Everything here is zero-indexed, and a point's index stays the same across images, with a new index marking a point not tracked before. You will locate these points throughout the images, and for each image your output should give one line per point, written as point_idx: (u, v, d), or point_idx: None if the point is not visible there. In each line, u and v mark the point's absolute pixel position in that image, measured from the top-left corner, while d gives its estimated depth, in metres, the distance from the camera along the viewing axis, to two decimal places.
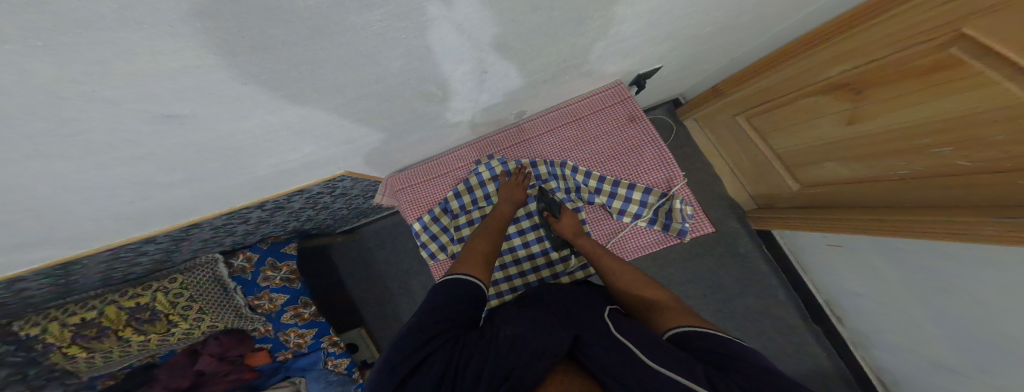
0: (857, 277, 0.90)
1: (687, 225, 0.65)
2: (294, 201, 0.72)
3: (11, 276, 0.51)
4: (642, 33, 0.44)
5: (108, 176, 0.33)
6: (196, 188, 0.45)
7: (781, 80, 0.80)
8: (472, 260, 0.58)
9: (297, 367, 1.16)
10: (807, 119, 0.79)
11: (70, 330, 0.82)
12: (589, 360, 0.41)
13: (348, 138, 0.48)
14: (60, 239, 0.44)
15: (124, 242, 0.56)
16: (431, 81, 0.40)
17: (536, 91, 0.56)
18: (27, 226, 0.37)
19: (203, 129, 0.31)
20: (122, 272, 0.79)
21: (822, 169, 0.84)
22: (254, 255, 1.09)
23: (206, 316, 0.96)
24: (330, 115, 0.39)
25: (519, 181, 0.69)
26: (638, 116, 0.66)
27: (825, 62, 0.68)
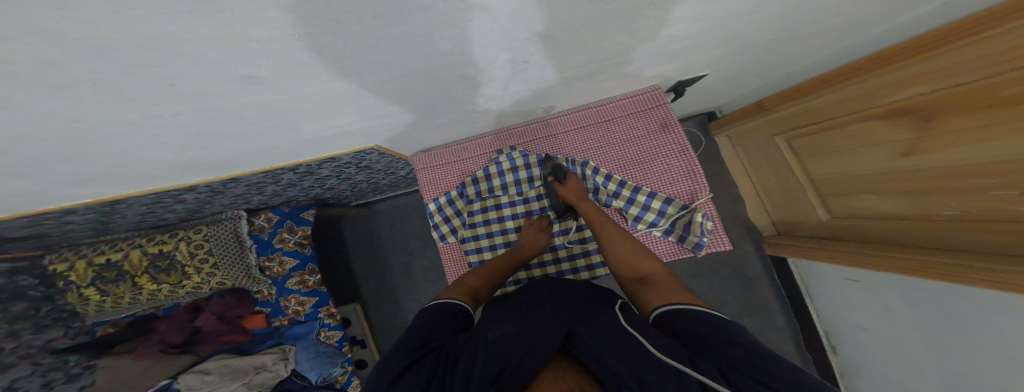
0: (864, 312, 0.88)
1: (705, 240, 0.64)
2: (322, 169, 0.73)
3: (60, 209, 0.54)
4: (692, 37, 0.43)
5: (160, 126, 0.34)
6: (238, 146, 0.46)
7: (838, 100, 0.74)
8: (462, 286, 0.60)
9: (290, 335, 1.17)
10: (857, 145, 0.73)
11: (92, 271, 0.86)
12: (586, 357, 0.41)
13: (386, 112, 0.49)
14: (103, 180, 0.46)
15: (164, 190, 0.58)
16: (474, 66, 0.39)
17: (572, 87, 0.55)
18: (77, 165, 0.39)
19: (252, 90, 0.31)
20: (156, 218, 0.82)
21: (862, 202, 0.79)
22: (274, 217, 1.11)
23: (218, 272, 0.99)
24: (372, 87, 0.38)
25: (538, 225, 0.72)
26: (672, 124, 0.64)
27: (881, 87, 0.64)
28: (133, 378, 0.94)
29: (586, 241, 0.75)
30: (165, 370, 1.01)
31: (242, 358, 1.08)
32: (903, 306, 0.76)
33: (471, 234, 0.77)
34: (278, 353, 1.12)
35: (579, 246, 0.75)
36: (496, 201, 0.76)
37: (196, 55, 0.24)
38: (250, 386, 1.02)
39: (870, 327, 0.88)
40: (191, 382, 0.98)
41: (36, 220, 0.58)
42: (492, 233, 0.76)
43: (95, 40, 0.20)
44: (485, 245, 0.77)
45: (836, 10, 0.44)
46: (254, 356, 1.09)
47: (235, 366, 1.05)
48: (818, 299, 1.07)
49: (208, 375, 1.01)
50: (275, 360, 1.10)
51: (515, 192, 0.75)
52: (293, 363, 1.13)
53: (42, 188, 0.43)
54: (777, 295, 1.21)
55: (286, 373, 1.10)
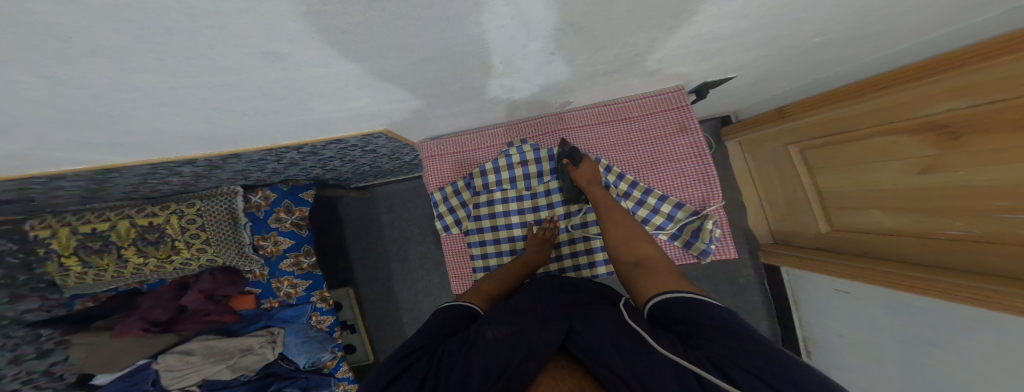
0: (849, 321, 0.91)
1: (712, 247, 0.64)
2: (327, 149, 0.70)
3: (52, 173, 0.51)
4: (722, 39, 0.42)
5: (172, 96, 0.33)
6: (245, 121, 0.44)
7: (865, 111, 0.74)
8: (479, 291, 0.61)
9: (279, 318, 1.14)
10: (875, 159, 0.74)
11: (76, 239, 0.85)
12: (581, 351, 0.40)
13: (402, 97, 0.47)
14: (102, 148, 0.43)
15: (164, 161, 0.55)
16: (497, 55, 0.38)
17: (596, 81, 0.53)
18: (75, 130, 0.36)
19: (271, 66, 0.30)
20: (151, 190, 0.79)
21: (865, 215, 0.81)
22: (272, 195, 1.09)
23: (209, 249, 0.96)
24: (393, 69, 0.37)
25: (547, 236, 0.73)
26: (692, 127, 0.63)
27: (907, 102, 0.65)
28: (110, 356, 0.93)
29: (590, 239, 0.74)
30: (144, 351, 0.98)
31: (227, 339, 1.06)
32: (884, 318, 0.79)
33: (475, 226, 0.76)
34: (265, 336, 1.09)
35: (583, 244, 0.75)
36: (504, 195, 0.74)
37: (230, 28, 0.23)
38: (234, 369, 1.02)
39: (849, 334, 0.92)
40: (172, 363, 0.97)
41: (22, 183, 0.55)
42: (497, 227, 0.75)
43: (122, 6, 0.18)
44: (488, 238, 0.76)
45: (879, 17, 0.42)
46: (240, 337, 1.07)
47: (218, 347, 1.03)
48: (803, 307, 1.11)
49: (190, 355, 1.00)
50: (261, 343, 1.08)
51: (523, 186, 0.74)
52: (280, 346, 1.11)
53: (29, 150, 0.39)
54: (765, 302, 1.25)
55: (273, 357, 1.10)
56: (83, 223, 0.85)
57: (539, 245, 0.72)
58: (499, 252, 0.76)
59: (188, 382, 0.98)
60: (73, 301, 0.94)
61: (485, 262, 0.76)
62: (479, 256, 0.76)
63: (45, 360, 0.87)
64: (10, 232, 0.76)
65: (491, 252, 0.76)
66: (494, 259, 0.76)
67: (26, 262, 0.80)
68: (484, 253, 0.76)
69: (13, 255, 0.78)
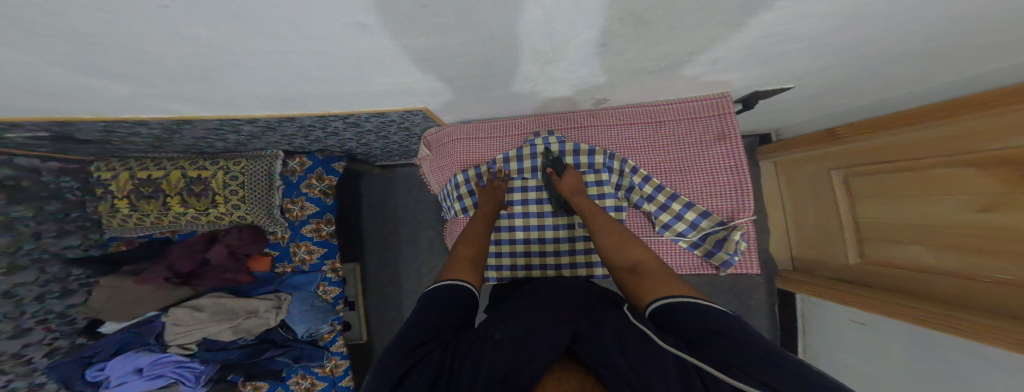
0: (860, 353, 0.89)
1: (734, 259, 0.65)
2: (367, 123, 0.75)
3: (137, 119, 0.57)
4: (770, 48, 0.43)
5: (267, 60, 0.38)
6: (308, 88, 0.49)
7: (925, 139, 0.69)
8: (460, 264, 0.60)
9: (291, 283, 1.19)
10: (930, 192, 0.69)
11: (132, 184, 0.99)
12: (588, 355, 0.39)
13: (441, 77, 0.50)
14: (191, 101, 0.50)
15: (230, 118, 0.61)
16: (556, 38, 0.38)
17: (638, 80, 0.54)
18: (176, 82, 0.42)
19: (358, 39, 0.34)
20: (206, 144, 0.86)
21: (905, 250, 0.77)
22: (308, 162, 1.15)
23: (242, 206, 1.04)
24: (453, 47, 0.40)
25: (497, 183, 0.75)
26: (731, 136, 0.63)
27: (958, 136, 0.63)
28: (127, 302, 0.98)
29: None
30: (156, 302, 1.01)
31: (237, 299, 1.07)
32: (902, 356, 0.77)
33: None
34: (273, 300, 1.10)
35: None
36: (525, 184, 0.77)
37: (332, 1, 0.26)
38: (236, 331, 1.03)
39: (854, 365, 0.91)
40: (181, 317, 1.00)
41: (109, 126, 0.62)
42: (513, 214, 0.79)
43: None
44: (504, 225, 0.79)
45: (938, 40, 0.42)
46: (248, 299, 1.08)
47: (225, 306, 1.05)
48: (811, 335, 1.09)
49: (200, 312, 1.03)
50: (267, 308, 1.08)
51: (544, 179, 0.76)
52: (283, 313, 1.11)
53: (127, 95, 0.45)
54: (770, 325, 1.25)
55: (275, 323, 1.09)
56: (142, 171, 0.98)
57: (489, 196, 0.73)
58: (512, 239, 0.80)
59: (189, 339, 1.00)
60: (109, 242, 1.08)
61: (498, 247, 0.80)
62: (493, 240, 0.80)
63: (66, 300, 0.98)
64: (78, 172, 0.98)
65: (505, 238, 0.80)
66: (507, 245, 0.80)
67: (81, 201, 1.00)
68: (499, 239, 0.80)
69: (72, 193, 0.97)
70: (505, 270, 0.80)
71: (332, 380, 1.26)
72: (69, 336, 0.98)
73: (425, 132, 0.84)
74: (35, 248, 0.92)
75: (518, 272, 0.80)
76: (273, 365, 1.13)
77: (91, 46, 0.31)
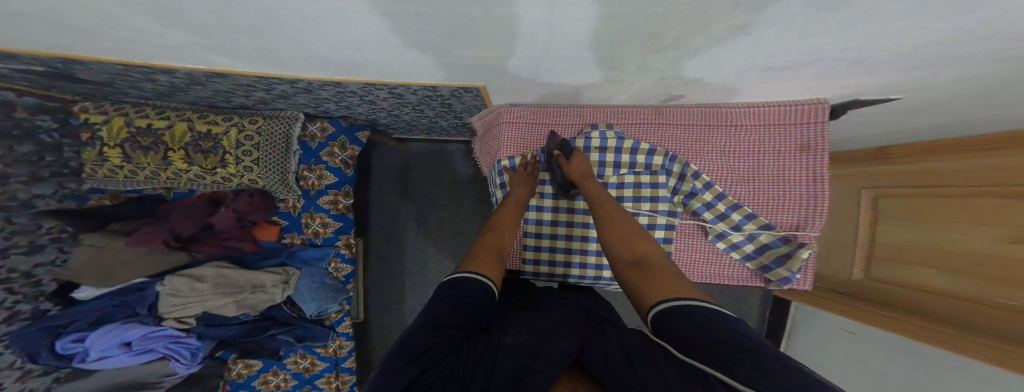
0: (845, 360, 0.95)
1: (795, 276, 0.67)
2: (410, 94, 0.71)
3: (170, 67, 0.54)
4: (878, 58, 0.40)
5: (353, 19, 0.35)
6: (381, 51, 0.46)
7: (977, 169, 0.68)
8: (484, 258, 0.55)
9: (300, 257, 1.15)
10: (964, 220, 0.69)
11: (129, 132, 0.88)
12: (596, 365, 0.34)
13: (528, 56, 0.47)
14: (243, 50, 0.46)
15: (274, 77, 0.58)
16: (682, 27, 0.35)
17: (732, 78, 0.51)
18: (236, 25, 0.38)
19: (475, 5, 0.31)
20: (225, 100, 0.80)
21: (915, 272, 0.79)
22: (330, 128, 1.10)
23: (255, 169, 0.96)
24: (569, 26, 0.36)
25: (531, 171, 0.73)
26: (815, 148, 0.62)
27: (996, 168, 0.65)
28: (116, 265, 0.86)
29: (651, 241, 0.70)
30: (151, 268, 0.90)
31: (242, 271, 1.00)
32: (876, 358, 0.86)
33: (537, 203, 0.78)
34: (280, 275, 1.05)
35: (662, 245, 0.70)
36: None
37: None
38: (240, 305, 0.97)
39: (835, 368, 0.98)
40: (179, 287, 0.91)
41: (132, 69, 0.57)
42: (558, 209, 0.77)
43: None
44: (546, 218, 0.78)
45: None
46: (254, 272, 1.02)
47: (230, 278, 0.98)
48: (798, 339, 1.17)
49: (200, 282, 0.93)
50: (275, 282, 1.03)
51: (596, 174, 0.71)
52: (292, 289, 1.07)
53: (188, 45, 0.45)
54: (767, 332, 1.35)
55: (280, 300, 1.04)
56: (141, 119, 0.89)
57: (520, 181, 0.71)
58: (553, 234, 0.78)
59: (190, 312, 0.92)
60: (89, 197, 0.92)
61: (537, 241, 0.78)
62: (532, 234, 0.78)
63: (32, 258, 0.81)
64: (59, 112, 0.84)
65: (545, 232, 0.78)
66: (547, 239, 0.78)
67: (57, 145, 0.83)
68: (538, 232, 0.78)
69: (49, 132, 0.82)
70: (542, 265, 0.78)
71: (334, 361, 1.24)
72: (33, 300, 0.82)
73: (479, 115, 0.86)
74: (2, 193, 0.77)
75: (556, 268, 0.78)
76: (273, 344, 1.08)
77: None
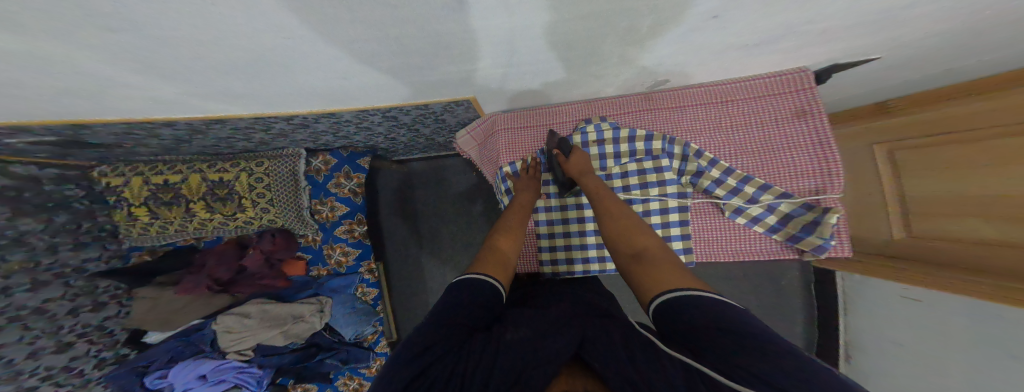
0: (908, 327, 0.90)
1: (830, 243, 0.61)
2: (404, 116, 0.73)
3: (167, 120, 0.56)
4: (846, 22, 0.41)
5: (336, 49, 0.37)
6: (375, 77, 0.48)
7: (998, 109, 0.65)
8: (490, 259, 0.57)
9: (329, 286, 1.15)
10: (992, 163, 0.65)
11: (149, 189, 0.95)
12: (595, 360, 0.38)
13: (501, 64, 0.49)
14: (238, 95, 0.49)
15: (269, 116, 0.60)
16: (652, 16, 0.37)
17: (713, 59, 0.52)
18: (232, 72, 0.41)
19: (456, 20, 0.33)
20: (227, 145, 0.82)
21: (958, 225, 0.73)
22: (332, 160, 1.11)
23: (272, 208, 1.01)
24: (543, 29, 0.38)
25: (532, 173, 0.73)
26: (813, 112, 0.61)
27: (1019, 107, 0.61)
28: (169, 313, 0.97)
29: (667, 225, 0.70)
30: (197, 311, 1.00)
31: (282, 305, 1.07)
32: (931, 321, 0.83)
33: (544, 205, 0.79)
34: (314, 305, 1.10)
35: (678, 227, 0.70)
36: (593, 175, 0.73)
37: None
38: (287, 335, 1.04)
39: (904, 340, 0.92)
40: (232, 324, 1.01)
41: (132, 127, 0.59)
42: (567, 207, 0.78)
43: None
44: (556, 218, 0.79)
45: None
46: (292, 304, 1.08)
47: (272, 312, 1.05)
48: (860, 313, 1.11)
49: (249, 318, 1.03)
50: (312, 311, 1.08)
51: (598, 166, 0.72)
52: (328, 316, 1.11)
53: (180, 94, 0.46)
54: (805, 304, 1.33)
55: (320, 327, 1.09)
56: (156, 176, 0.94)
57: (523, 186, 0.72)
58: (567, 232, 0.78)
59: (245, 345, 1.01)
60: (129, 254, 1.03)
61: (551, 241, 0.79)
62: (545, 235, 0.79)
63: (99, 313, 0.96)
64: (78, 180, 0.92)
65: (558, 232, 0.79)
66: (561, 239, 0.79)
67: (91, 211, 0.95)
68: (551, 233, 0.79)
69: (80, 201, 0.93)
70: (558, 266, 0.79)
71: None
72: (112, 347, 1.00)
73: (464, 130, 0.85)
74: (56, 262, 0.89)
75: (575, 266, 0.78)
76: (323, 368, 1.12)
77: (138, 14, 0.26)
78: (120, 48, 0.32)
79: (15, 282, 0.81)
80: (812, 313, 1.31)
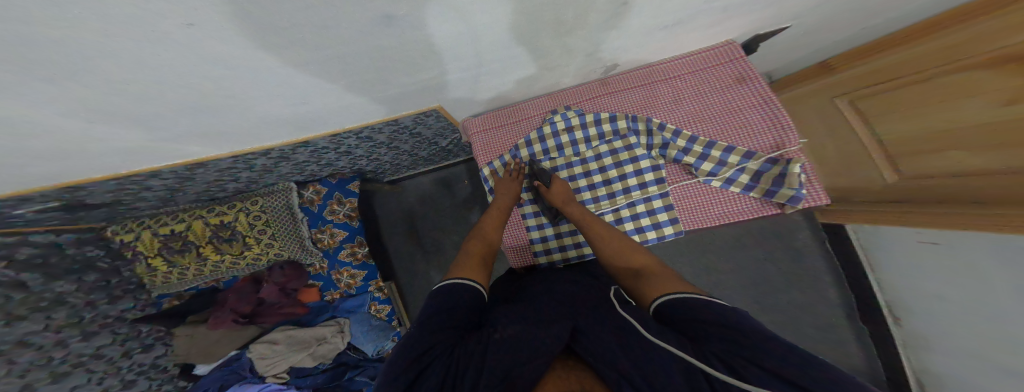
0: (938, 279, 0.90)
1: (802, 192, 0.61)
2: (380, 134, 0.76)
3: (153, 170, 0.60)
4: None
5: (290, 77, 0.40)
6: (338, 99, 0.51)
7: (930, 51, 0.73)
8: (470, 264, 0.58)
9: (345, 308, 1.20)
10: (945, 99, 0.71)
11: (158, 241, 0.98)
12: (589, 354, 0.40)
13: (459, 68, 0.52)
14: (214, 135, 0.52)
15: (248, 152, 0.64)
16: (576, 7, 0.40)
17: (646, 37, 0.56)
18: (201, 113, 0.44)
19: (392, 35, 0.36)
20: (220, 188, 0.86)
21: (939, 160, 0.76)
22: (323, 189, 1.14)
23: (275, 243, 1.05)
24: (476, 33, 0.41)
25: (515, 175, 0.75)
26: (749, 77, 0.67)
27: (949, 48, 0.69)
28: (210, 346, 1.09)
29: (649, 200, 0.71)
30: (232, 342, 1.10)
31: (304, 329, 1.13)
32: (970, 268, 0.81)
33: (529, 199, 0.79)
34: (335, 326, 1.15)
35: (659, 200, 0.70)
36: (567, 160, 0.75)
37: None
38: (314, 357, 1.10)
39: (943, 293, 0.90)
40: (264, 351, 1.07)
41: (124, 182, 0.64)
42: None
43: None
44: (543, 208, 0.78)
45: None
46: (314, 327, 1.14)
47: (297, 337, 1.11)
48: (881, 270, 1.11)
49: (278, 344, 1.09)
50: (333, 332, 1.14)
51: (572, 153, 0.74)
52: (348, 335, 1.16)
53: (154, 142, 0.49)
54: (826, 266, 1.28)
55: (343, 347, 1.15)
56: (162, 227, 0.97)
57: (504, 188, 0.73)
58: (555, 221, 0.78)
59: (279, 369, 1.07)
60: (160, 300, 1.11)
61: (541, 232, 0.79)
62: (535, 227, 0.79)
63: (150, 353, 1.07)
64: (97, 241, 0.95)
65: (546, 222, 0.79)
66: (549, 228, 0.78)
67: (115, 268, 1.00)
68: (540, 224, 0.79)
69: (102, 260, 0.97)
70: (554, 253, 0.78)
71: None
72: (170, 381, 1.10)
73: (468, 116, 0.81)
74: (97, 315, 0.96)
75: (568, 251, 0.78)
76: (354, 386, 1.16)
77: (95, 64, 0.28)
78: (89, 104, 0.35)
79: (68, 334, 0.89)
80: (837, 274, 1.26)
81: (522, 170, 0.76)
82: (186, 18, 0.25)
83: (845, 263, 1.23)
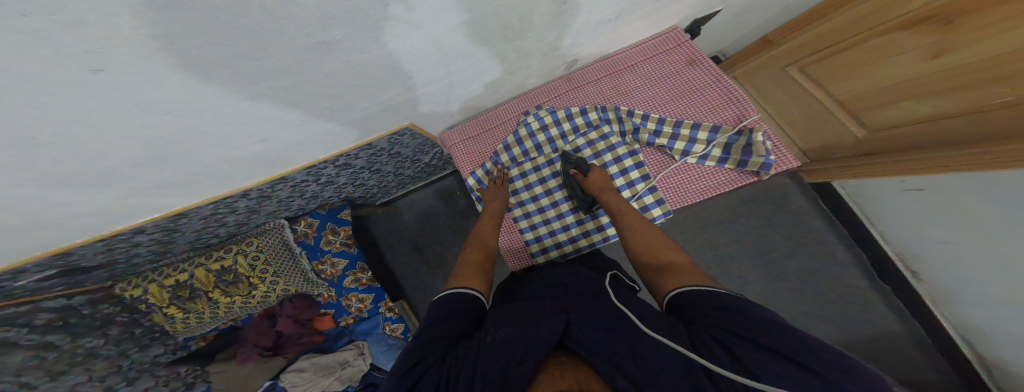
0: (940, 223, 0.91)
1: (772, 158, 0.61)
2: (359, 158, 0.77)
3: (133, 226, 0.61)
4: None
5: (251, 111, 0.41)
6: (303, 127, 0.51)
7: (852, 20, 0.84)
8: (467, 272, 0.59)
9: (359, 331, 1.24)
10: (887, 55, 0.81)
11: (167, 292, 0.96)
12: (581, 348, 0.41)
13: (424, 80, 0.53)
14: (191, 180, 0.53)
15: (226, 195, 0.65)
16: (518, 10, 0.42)
17: (593, 31, 0.59)
18: (170, 158, 0.44)
19: (338, 57, 0.37)
20: (211, 234, 0.87)
21: (898, 109, 0.85)
22: (315, 221, 1.15)
23: (280, 279, 1.06)
24: (428, 47, 0.43)
25: (501, 183, 0.76)
26: (698, 57, 0.71)
27: (866, 15, 0.81)
28: (243, 379, 1.10)
29: (633, 184, 0.71)
30: (263, 374, 1.11)
31: (327, 355, 1.17)
32: (977, 207, 0.80)
33: (517, 202, 0.78)
34: (355, 350, 1.19)
35: (642, 184, 0.70)
36: (546, 158, 0.76)
37: (289, 21, 0.29)
38: (342, 380, 1.13)
39: (950, 238, 0.91)
40: (295, 379, 1.10)
41: (109, 242, 0.64)
42: (536, 197, 0.78)
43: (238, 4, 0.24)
44: (532, 209, 0.78)
45: None
46: (336, 352, 1.18)
47: (322, 363, 1.15)
48: (881, 223, 1.12)
49: (305, 372, 1.13)
50: (354, 356, 1.18)
51: (551, 150, 0.75)
52: (369, 357, 1.21)
53: (127, 196, 0.50)
54: (829, 224, 1.25)
55: (367, 367, 1.20)
56: (167, 279, 0.95)
57: (494, 194, 0.74)
58: (546, 219, 0.77)
59: None
60: (187, 343, 1.12)
61: (536, 232, 0.78)
62: (527, 228, 0.78)
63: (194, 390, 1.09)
64: (108, 298, 0.90)
65: (538, 221, 0.78)
66: (542, 227, 0.77)
67: (134, 320, 0.97)
68: (532, 224, 0.78)
69: (119, 315, 0.93)
70: (550, 253, 0.76)
71: None
72: None
73: (444, 129, 0.82)
74: (133, 363, 0.97)
75: (564, 248, 0.76)
76: None
77: (49, 122, 0.29)
78: (49, 164, 0.35)
79: (113, 381, 0.91)
80: (842, 233, 1.24)
81: (506, 176, 0.77)
82: (95, 65, 0.24)
83: (845, 220, 1.22)
